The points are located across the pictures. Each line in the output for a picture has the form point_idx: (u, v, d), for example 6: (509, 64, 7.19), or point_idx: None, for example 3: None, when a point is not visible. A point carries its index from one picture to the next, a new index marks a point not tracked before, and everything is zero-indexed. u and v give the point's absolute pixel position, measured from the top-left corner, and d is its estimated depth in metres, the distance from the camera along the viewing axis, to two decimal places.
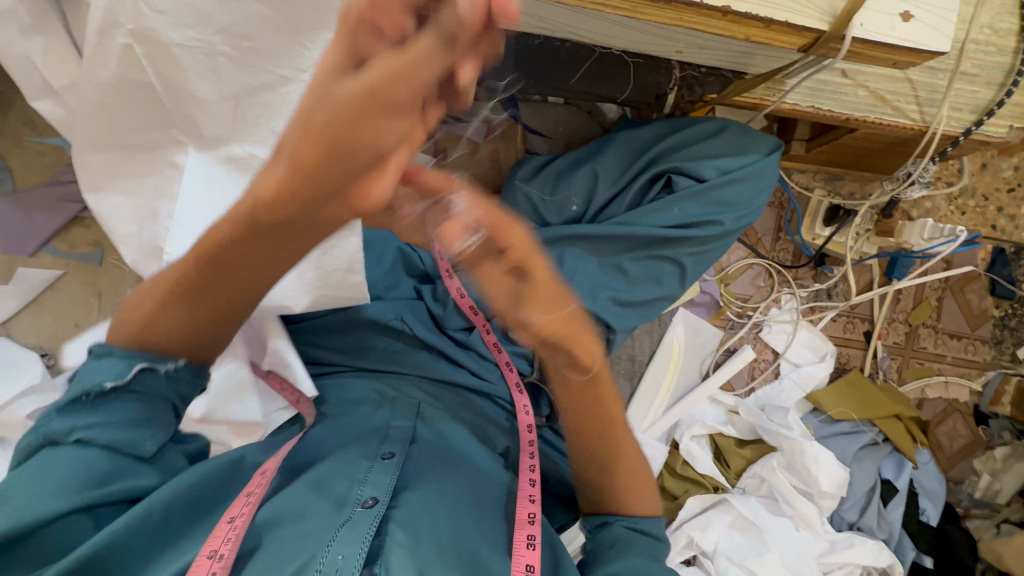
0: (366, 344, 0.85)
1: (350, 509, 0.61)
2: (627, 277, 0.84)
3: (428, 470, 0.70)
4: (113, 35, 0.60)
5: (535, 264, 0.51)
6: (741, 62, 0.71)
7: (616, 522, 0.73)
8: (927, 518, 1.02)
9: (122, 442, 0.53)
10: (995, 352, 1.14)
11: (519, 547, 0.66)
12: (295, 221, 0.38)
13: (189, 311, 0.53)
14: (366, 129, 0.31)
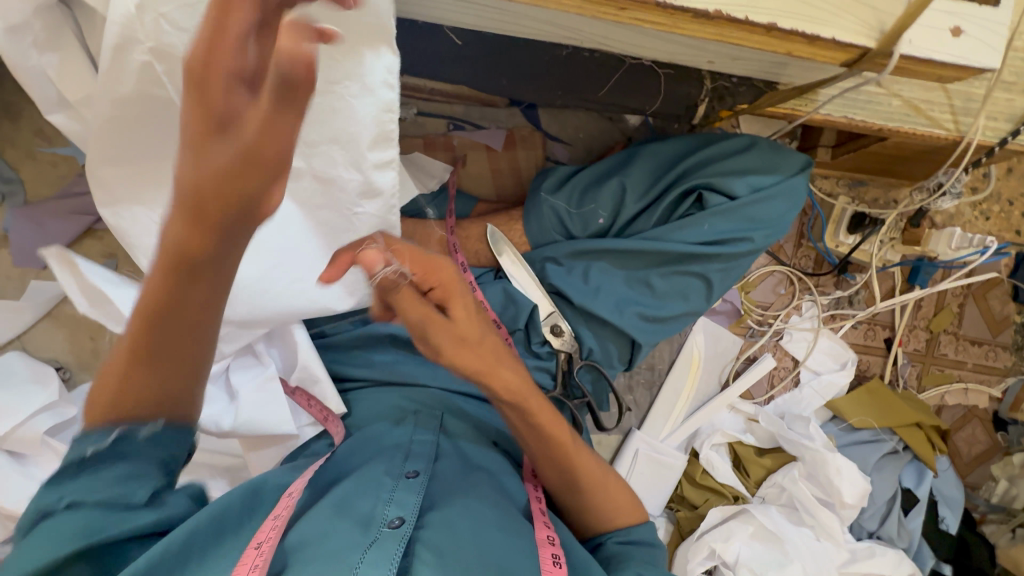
0: (388, 359, 0.84)
1: (377, 530, 0.59)
2: (654, 292, 0.83)
3: (454, 489, 0.68)
4: (129, 50, 0.57)
5: (455, 299, 0.59)
6: (775, 74, 0.69)
7: (609, 539, 0.73)
8: (946, 526, 1.02)
9: (113, 495, 0.48)
10: (1016, 358, 1.13)
11: (546, 565, 0.63)
12: (212, 248, 0.43)
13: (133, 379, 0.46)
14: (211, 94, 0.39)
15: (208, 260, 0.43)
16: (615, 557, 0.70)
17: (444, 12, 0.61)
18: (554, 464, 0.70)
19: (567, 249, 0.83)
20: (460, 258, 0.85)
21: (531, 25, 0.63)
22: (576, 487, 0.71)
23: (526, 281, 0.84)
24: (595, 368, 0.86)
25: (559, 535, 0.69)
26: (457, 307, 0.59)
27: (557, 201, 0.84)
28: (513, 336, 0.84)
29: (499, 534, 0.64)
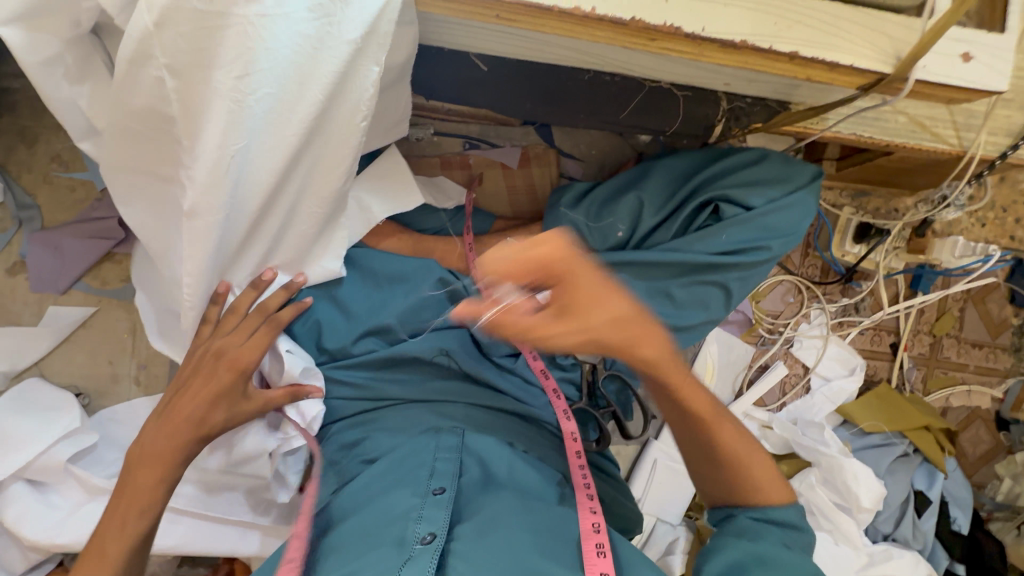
0: (413, 377, 0.84)
1: (411, 548, 0.64)
2: (674, 302, 0.84)
3: (481, 500, 0.72)
4: (146, 66, 0.57)
5: (574, 273, 0.46)
6: (787, 94, 0.72)
7: (742, 514, 0.65)
8: (958, 527, 1.04)
9: None
10: (1016, 360, 1.17)
11: (590, 556, 0.66)
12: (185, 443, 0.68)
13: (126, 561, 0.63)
14: (232, 382, 0.71)
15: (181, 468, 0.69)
16: (741, 531, 0.63)
17: (474, 40, 0.63)
18: (684, 423, 0.64)
19: None
20: (479, 274, 0.85)
21: (557, 52, 0.65)
22: (703, 451, 0.66)
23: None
24: (619, 379, 0.89)
25: (604, 523, 0.72)
26: (580, 295, 0.46)
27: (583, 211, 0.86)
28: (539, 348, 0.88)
29: (542, 535, 0.68)
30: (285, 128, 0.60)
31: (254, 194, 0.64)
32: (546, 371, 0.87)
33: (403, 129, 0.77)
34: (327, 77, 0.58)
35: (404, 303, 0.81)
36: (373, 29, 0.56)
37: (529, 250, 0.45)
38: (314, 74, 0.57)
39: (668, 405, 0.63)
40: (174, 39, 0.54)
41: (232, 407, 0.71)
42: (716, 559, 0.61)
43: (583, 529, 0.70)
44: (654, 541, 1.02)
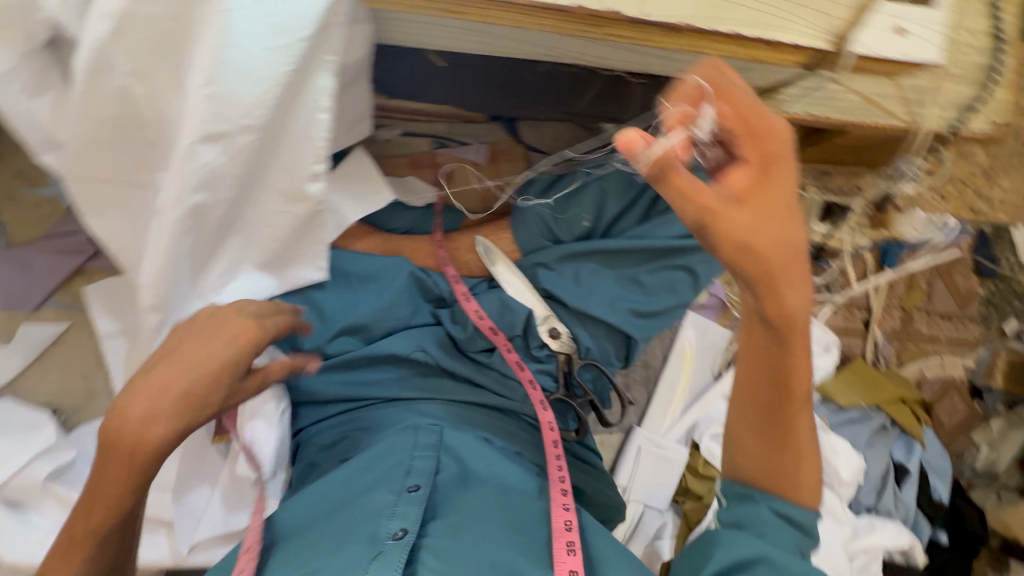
0: (389, 375, 0.85)
1: (382, 544, 0.63)
2: (643, 288, 0.86)
3: (458, 495, 0.72)
4: (106, 77, 0.57)
5: (776, 169, 0.49)
6: (741, 76, 0.73)
7: (760, 503, 0.56)
8: (938, 495, 1.06)
9: None
10: (983, 329, 1.20)
11: (560, 554, 0.67)
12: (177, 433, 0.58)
13: (103, 546, 0.59)
14: (232, 365, 0.61)
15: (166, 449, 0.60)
16: (753, 524, 0.56)
17: (429, 36, 0.64)
18: (772, 372, 0.54)
19: (554, 254, 0.87)
20: (450, 269, 0.88)
21: (512, 45, 0.66)
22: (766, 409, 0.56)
23: (521, 292, 0.87)
24: (595, 367, 0.89)
25: (577, 520, 0.72)
26: (756, 195, 0.49)
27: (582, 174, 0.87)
28: (513, 341, 0.88)
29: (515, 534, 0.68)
30: (242, 132, 0.60)
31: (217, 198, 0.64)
32: (522, 362, 0.86)
33: (366, 125, 0.78)
34: (282, 76, 0.57)
35: (377, 301, 0.83)
36: (325, 21, 0.56)
37: (755, 106, 0.48)
38: (264, 74, 0.56)
39: (769, 343, 0.54)
40: (133, 46, 0.55)
41: (224, 399, 0.61)
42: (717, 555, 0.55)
43: (555, 527, 0.70)
44: (641, 528, 1.02)
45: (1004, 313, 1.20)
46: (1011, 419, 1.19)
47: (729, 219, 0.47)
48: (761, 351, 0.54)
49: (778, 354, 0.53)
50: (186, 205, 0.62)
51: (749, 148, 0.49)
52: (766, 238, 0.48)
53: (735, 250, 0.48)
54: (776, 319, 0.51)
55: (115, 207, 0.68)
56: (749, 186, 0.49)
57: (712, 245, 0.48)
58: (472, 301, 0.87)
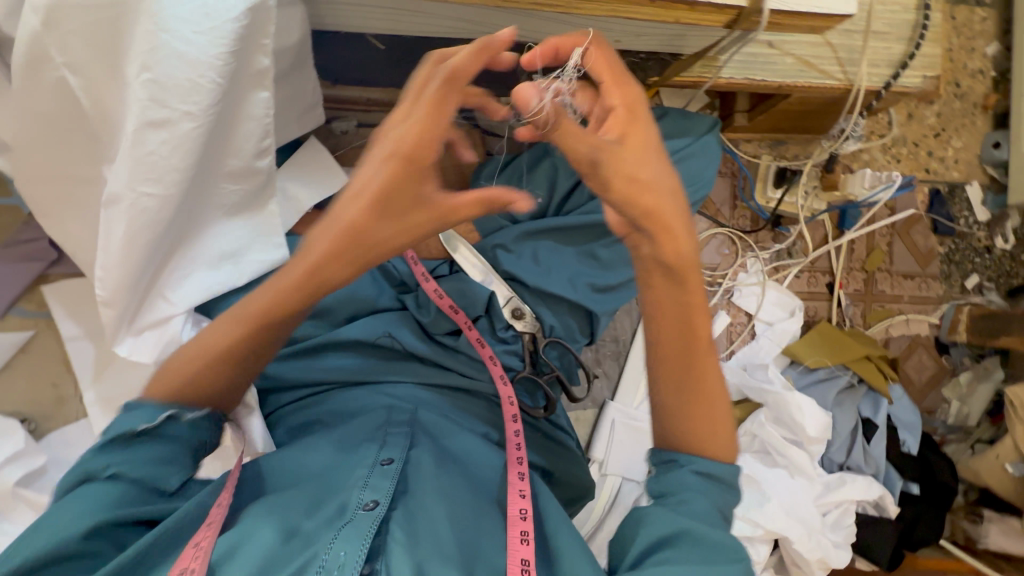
0: (351, 364, 0.83)
1: (352, 512, 0.61)
2: (600, 262, 0.87)
3: (430, 474, 0.69)
4: (43, 69, 0.58)
5: (639, 119, 0.52)
6: (676, 45, 0.76)
7: (684, 467, 0.56)
8: (908, 448, 1.07)
9: (147, 477, 0.55)
10: (946, 286, 1.23)
11: (513, 544, 0.64)
12: (355, 244, 0.50)
13: (216, 369, 0.58)
14: (405, 172, 0.48)
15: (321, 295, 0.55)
16: (675, 492, 0.55)
17: (368, 18, 0.67)
18: (679, 317, 0.56)
19: (513, 233, 0.87)
20: (410, 252, 0.89)
21: (447, 23, 0.68)
22: (679, 358, 0.57)
23: (481, 274, 0.87)
24: (560, 344, 0.87)
25: (532, 509, 0.68)
26: (633, 138, 0.51)
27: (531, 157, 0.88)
28: (477, 325, 0.87)
29: (468, 528, 0.65)
30: (184, 120, 0.59)
31: (165, 196, 0.62)
32: (484, 342, 0.84)
33: (319, 113, 0.80)
34: (217, 58, 0.58)
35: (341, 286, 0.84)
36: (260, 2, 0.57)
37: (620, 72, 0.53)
38: (197, 57, 0.57)
39: (670, 291, 0.56)
40: (69, 37, 0.56)
41: (406, 213, 0.49)
42: (644, 531, 0.54)
43: (509, 516, 0.67)
44: (620, 499, 1.02)
45: (965, 269, 1.23)
46: (977, 371, 1.22)
47: (616, 158, 0.50)
48: (667, 296, 0.56)
49: (677, 297, 0.56)
50: (131, 200, 0.62)
51: (617, 94, 0.52)
52: (648, 170, 0.51)
53: (624, 183, 0.50)
54: (676, 259, 0.53)
55: (67, 205, 0.69)
56: (626, 124, 0.52)
57: (604, 179, 0.50)
58: (430, 282, 0.85)
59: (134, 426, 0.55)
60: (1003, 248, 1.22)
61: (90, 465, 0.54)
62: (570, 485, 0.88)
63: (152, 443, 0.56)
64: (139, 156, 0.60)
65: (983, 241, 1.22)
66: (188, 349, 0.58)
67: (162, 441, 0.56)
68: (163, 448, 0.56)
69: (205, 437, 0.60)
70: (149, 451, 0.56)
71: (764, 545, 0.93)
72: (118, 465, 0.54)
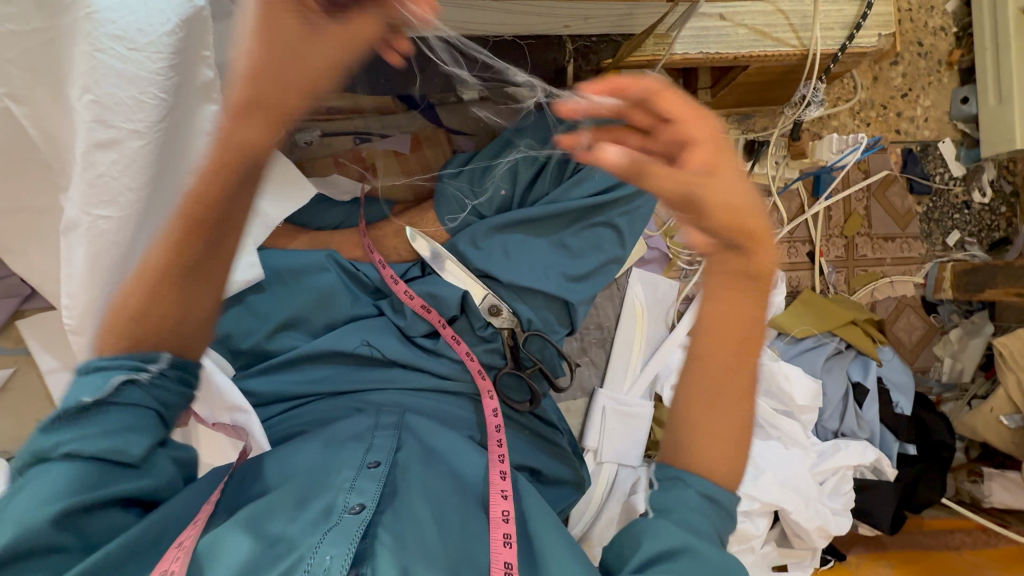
0: (330, 374, 0.82)
1: (338, 515, 0.60)
2: (571, 251, 0.87)
3: (417, 477, 0.69)
4: None
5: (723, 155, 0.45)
6: (626, 26, 0.77)
7: (689, 488, 0.54)
8: (901, 410, 1.07)
9: (105, 450, 0.48)
10: (928, 245, 1.22)
11: (496, 547, 0.63)
12: (257, 104, 0.42)
13: (161, 293, 0.49)
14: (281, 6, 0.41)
15: (247, 168, 0.45)
16: (676, 508, 0.53)
17: None
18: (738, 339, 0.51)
19: (483, 228, 0.86)
20: (377, 257, 0.88)
21: None
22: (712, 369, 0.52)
23: (455, 276, 0.86)
24: (540, 337, 0.86)
25: (514, 510, 0.68)
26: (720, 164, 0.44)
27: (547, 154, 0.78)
28: (454, 325, 0.86)
29: (450, 531, 0.64)
30: (131, 139, 0.60)
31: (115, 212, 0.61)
32: (460, 338, 0.84)
33: None
34: (158, 72, 0.59)
35: (314, 294, 0.82)
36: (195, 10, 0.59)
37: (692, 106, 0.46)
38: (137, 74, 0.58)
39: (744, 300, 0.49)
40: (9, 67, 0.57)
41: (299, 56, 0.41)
42: (646, 543, 0.52)
43: (492, 517, 0.67)
44: (617, 487, 1.01)
45: (945, 227, 1.22)
46: (968, 327, 1.21)
47: (710, 187, 0.42)
48: (739, 314, 0.50)
49: (743, 324, 0.50)
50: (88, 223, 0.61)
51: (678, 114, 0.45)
52: (743, 194, 0.44)
53: (724, 214, 0.42)
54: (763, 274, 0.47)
55: (23, 238, 0.69)
56: (713, 155, 0.44)
57: (701, 214, 0.42)
58: (400, 284, 0.86)
59: (79, 400, 0.48)
60: (982, 202, 1.22)
61: (38, 445, 0.48)
62: (561, 475, 0.87)
63: (108, 415, 0.49)
64: (90, 177, 0.60)
65: (961, 197, 1.22)
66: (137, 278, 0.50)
67: (118, 413, 0.49)
68: (119, 419, 0.49)
69: (165, 394, 0.52)
70: (105, 421, 0.49)
71: (763, 519, 0.93)
72: (71, 442, 0.48)
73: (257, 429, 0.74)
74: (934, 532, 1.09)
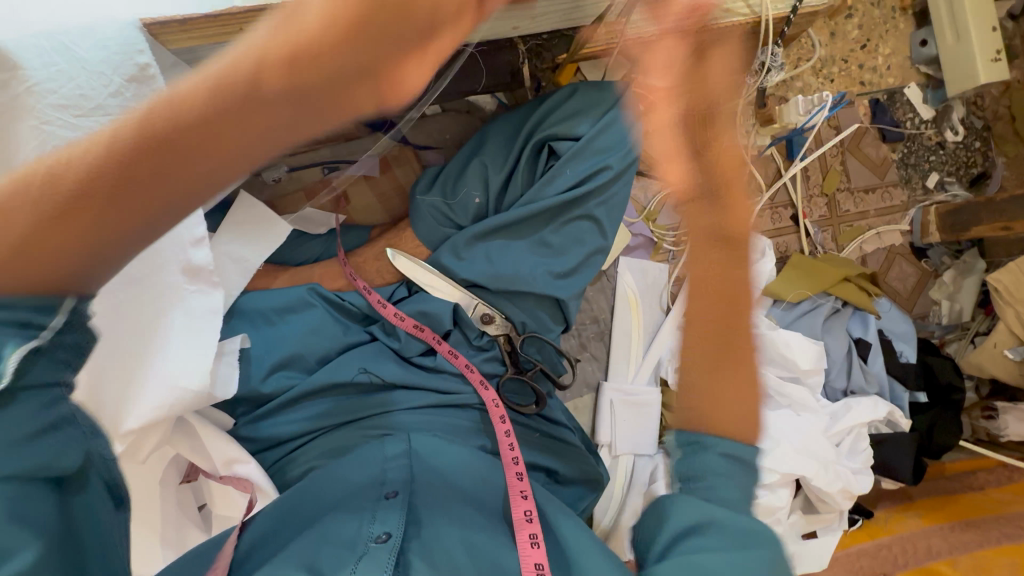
0: (323, 409, 0.78)
1: (364, 546, 0.60)
2: (552, 248, 0.84)
3: (438, 500, 0.68)
4: None
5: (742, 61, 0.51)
6: (576, 16, 0.76)
7: (710, 449, 0.50)
8: (907, 358, 1.07)
9: (35, 465, 0.35)
10: (909, 191, 1.22)
11: (524, 549, 0.64)
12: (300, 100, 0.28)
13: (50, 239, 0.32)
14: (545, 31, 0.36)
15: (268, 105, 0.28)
16: (704, 476, 0.50)
17: None
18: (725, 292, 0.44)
19: (463, 239, 0.83)
20: (361, 283, 0.85)
21: None
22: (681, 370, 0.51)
23: (443, 292, 0.84)
24: (536, 338, 0.86)
25: (537, 508, 0.69)
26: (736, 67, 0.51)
27: (522, 147, 0.83)
28: (449, 339, 0.84)
29: (477, 544, 0.64)
30: None
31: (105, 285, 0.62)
32: (456, 352, 0.83)
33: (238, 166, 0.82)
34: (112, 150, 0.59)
35: (301, 329, 0.80)
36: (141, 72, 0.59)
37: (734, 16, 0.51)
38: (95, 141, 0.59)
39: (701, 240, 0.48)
40: None
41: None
42: (670, 522, 0.52)
43: (515, 520, 0.68)
44: (637, 480, 1.02)
45: (922, 170, 1.22)
46: (960, 267, 1.21)
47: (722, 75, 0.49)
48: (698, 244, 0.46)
49: (735, 271, 0.43)
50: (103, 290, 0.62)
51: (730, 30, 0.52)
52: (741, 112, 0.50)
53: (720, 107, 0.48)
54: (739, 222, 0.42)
55: None
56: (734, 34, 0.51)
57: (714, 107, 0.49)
58: (388, 308, 0.83)
59: None
60: (955, 141, 1.22)
61: None
62: (579, 475, 0.86)
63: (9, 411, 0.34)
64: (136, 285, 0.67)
65: (934, 138, 1.22)
66: (60, 159, 0.31)
67: (23, 404, 0.34)
68: (39, 408, 0.35)
69: (84, 340, 0.38)
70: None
71: (785, 489, 0.92)
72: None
73: (258, 478, 0.72)
74: (957, 475, 1.09)
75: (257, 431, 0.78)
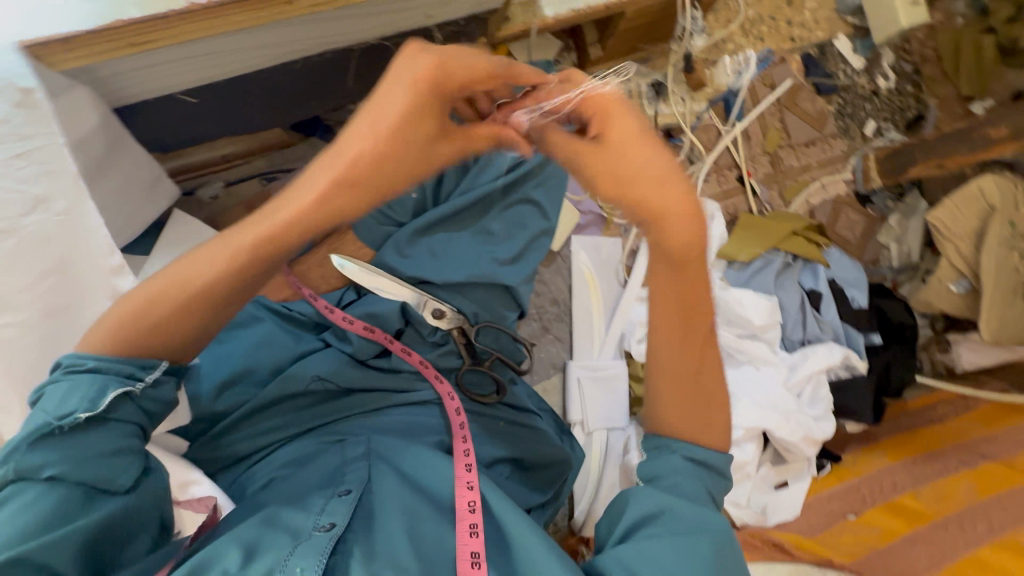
0: (281, 424, 0.77)
1: (307, 533, 0.61)
2: (495, 236, 0.88)
3: (386, 491, 0.68)
4: None
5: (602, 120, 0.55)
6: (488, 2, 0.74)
7: (674, 452, 0.66)
8: (859, 304, 1.09)
9: (94, 479, 0.49)
10: (848, 141, 1.24)
11: (463, 538, 0.65)
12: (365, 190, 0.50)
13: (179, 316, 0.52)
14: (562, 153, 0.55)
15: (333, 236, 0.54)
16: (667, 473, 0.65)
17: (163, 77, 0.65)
18: (680, 328, 0.63)
19: (405, 236, 0.85)
20: (307, 291, 0.85)
21: (249, 53, 0.66)
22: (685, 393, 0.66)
23: (391, 292, 0.82)
24: (491, 327, 0.86)
25: (480, 498, 0.68)
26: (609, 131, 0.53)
27: None
28: (402, 338, 0.85)
29: (415, 531, 0.65)
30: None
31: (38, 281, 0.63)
32: (411, 350, 0.83)
33: (168, 186, 0.82)
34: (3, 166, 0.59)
35: (249, 343, 0.80)
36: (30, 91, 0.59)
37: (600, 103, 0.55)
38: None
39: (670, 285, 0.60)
40: None
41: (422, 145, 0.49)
42: (636, 505, 0.63)
43: (458, 509, 0.67)
44: (611, 453, 1.03)
45: (860, 119, 1.24)
46: (903, 209, 1.24)
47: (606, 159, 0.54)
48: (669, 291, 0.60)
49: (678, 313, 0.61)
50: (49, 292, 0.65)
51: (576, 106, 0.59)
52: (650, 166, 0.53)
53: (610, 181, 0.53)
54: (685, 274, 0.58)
55: None
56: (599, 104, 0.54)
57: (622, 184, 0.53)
58: (336, 312, 0.82)
59: (72, 415, 0.48)
60: (887, 87, 1.25)
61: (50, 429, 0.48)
62: (547, 460, 0.86)
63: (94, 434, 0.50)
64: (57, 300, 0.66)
65: (867, 86, 1.24)
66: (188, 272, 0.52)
67: (105, 435, 0.50)
68: (117, 436, 0.51)
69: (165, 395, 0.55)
70: (90, 447, 0.49)
71: (751, 444, 0.95)
72: (58, 465, 0.48)
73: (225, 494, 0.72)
74: (918, 411, 1.12)
75: (216, 450, 0.77)
